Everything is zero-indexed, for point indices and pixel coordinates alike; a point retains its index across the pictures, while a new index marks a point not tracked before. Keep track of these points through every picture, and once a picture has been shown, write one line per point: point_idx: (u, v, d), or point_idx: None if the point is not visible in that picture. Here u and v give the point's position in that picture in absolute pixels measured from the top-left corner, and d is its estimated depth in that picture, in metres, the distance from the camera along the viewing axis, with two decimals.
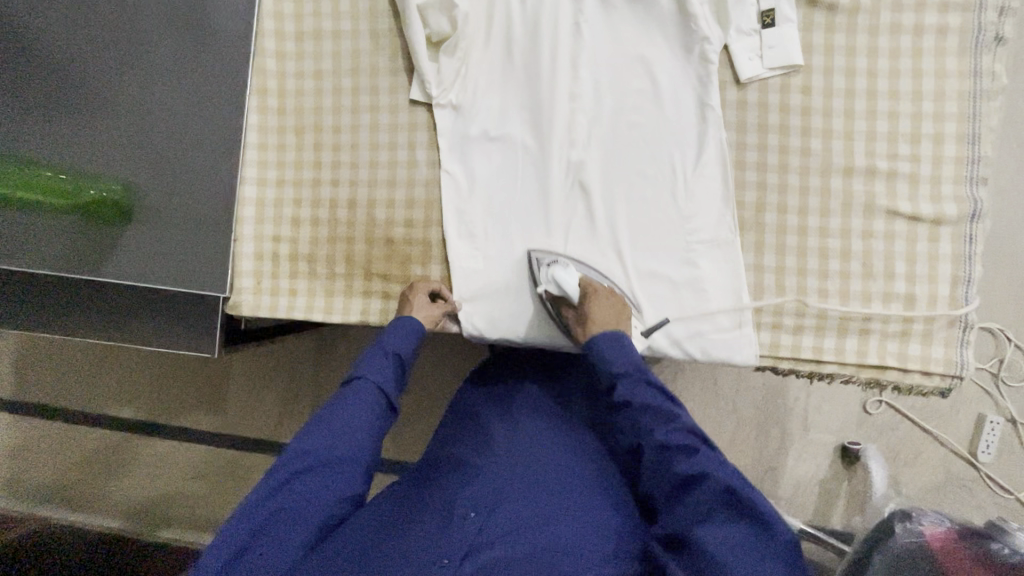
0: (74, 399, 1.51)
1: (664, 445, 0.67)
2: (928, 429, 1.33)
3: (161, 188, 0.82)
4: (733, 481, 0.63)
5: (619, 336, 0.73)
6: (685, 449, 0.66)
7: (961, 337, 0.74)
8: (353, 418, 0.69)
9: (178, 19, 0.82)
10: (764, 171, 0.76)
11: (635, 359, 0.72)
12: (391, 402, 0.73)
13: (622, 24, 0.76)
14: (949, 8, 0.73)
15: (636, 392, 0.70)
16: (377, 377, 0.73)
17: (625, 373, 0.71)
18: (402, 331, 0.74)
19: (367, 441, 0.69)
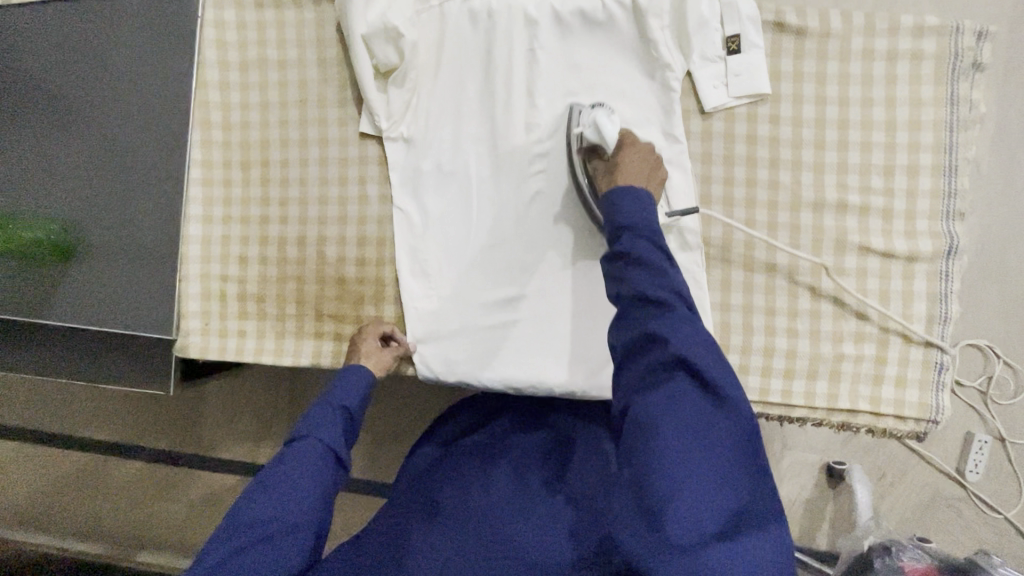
0: (43, 422, 1.46)
1: (639, 298, 0.56)
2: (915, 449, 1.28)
3: (104, 226, 0.79)
4: (691, 349, 0.52)
5: (640, 191, 0.62)
6: (659, 305, 0.55)
7: (936, 379, 0.70)
8: (298, 482, 0.62)
9: (117, 48, 0.78)
10: (731, 206, 0.72)
11: (649, 217, 0.60)
12: (339, 457, 0.66)
13: (581, 50, 0.72)
14: (923, 31, 0.69)
15: (638, 248, 0.58)
16: (321, 433, 0.66)
17: (631, 223, 0.60)
18: (350, 381, 0.70)
19: (316, 505, 0.62)
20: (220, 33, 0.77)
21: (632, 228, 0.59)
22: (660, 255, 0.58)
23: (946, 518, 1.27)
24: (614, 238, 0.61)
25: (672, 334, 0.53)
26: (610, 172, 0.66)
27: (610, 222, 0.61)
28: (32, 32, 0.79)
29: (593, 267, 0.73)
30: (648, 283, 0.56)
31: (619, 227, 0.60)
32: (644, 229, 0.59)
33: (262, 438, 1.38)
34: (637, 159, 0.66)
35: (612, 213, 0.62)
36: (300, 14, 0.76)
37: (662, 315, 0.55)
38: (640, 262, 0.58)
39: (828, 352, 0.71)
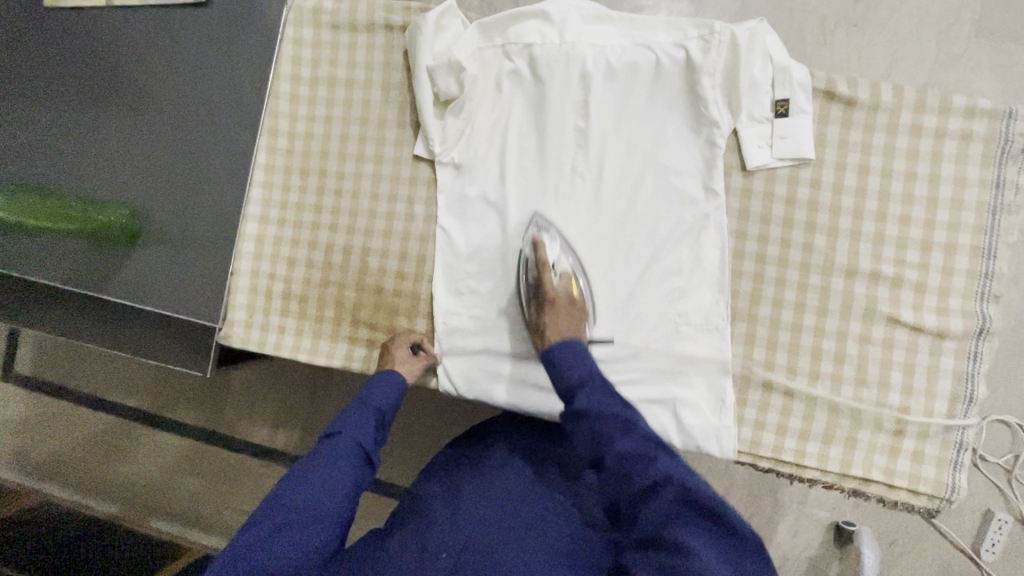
0: (84, 382, 1.54)
1: (622, 456, 0.59)
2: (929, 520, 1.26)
3: (168, 214, 0.84)
4: (688, 481, 0.56)
5: (581, 349, 0.68)
6: (640, 458, 0.58)
7: (955, 459, 0.70)
8: (330, 472, 0.65)
9: (199, 54, 0.84)
10: (763, 263, 0.74)
11: (591, 366, 0.66)
12: (369, 457, 0.69)
13: (633, 99, 0.75)
14: (975, 113, 0.70)
15: (594, 403, 0.63)
16: (355, 432, 0.69)
17: (583, 382, 0.65)
18: (384, 385, 0.73)
19: (344, 498, 0.64)
20: (296, 50, 0.82)
21: (584, 382, 0.65)
22: (619, 406, 0.63)
23: None
24: (568, 396, 0.66)
25: (673, 471, 0.57)
26: (543, 302, 0.72)
27: (561, 384, 0.67)
28: (126, 31, 0.85)
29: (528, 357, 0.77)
30: (621, 437, 0.60)
31: (572, 388, 0.65)
32: (590, 382, 0.65)
33: (282, 422, 1.43)
34: (569, 287, 0.73)
35: (560, 376, 0.67)
36: (372, 39, 0.81)
37: (647, 463, 0.58)
38: (600, 414, 0.62)
39: (846, 419, 0.72)
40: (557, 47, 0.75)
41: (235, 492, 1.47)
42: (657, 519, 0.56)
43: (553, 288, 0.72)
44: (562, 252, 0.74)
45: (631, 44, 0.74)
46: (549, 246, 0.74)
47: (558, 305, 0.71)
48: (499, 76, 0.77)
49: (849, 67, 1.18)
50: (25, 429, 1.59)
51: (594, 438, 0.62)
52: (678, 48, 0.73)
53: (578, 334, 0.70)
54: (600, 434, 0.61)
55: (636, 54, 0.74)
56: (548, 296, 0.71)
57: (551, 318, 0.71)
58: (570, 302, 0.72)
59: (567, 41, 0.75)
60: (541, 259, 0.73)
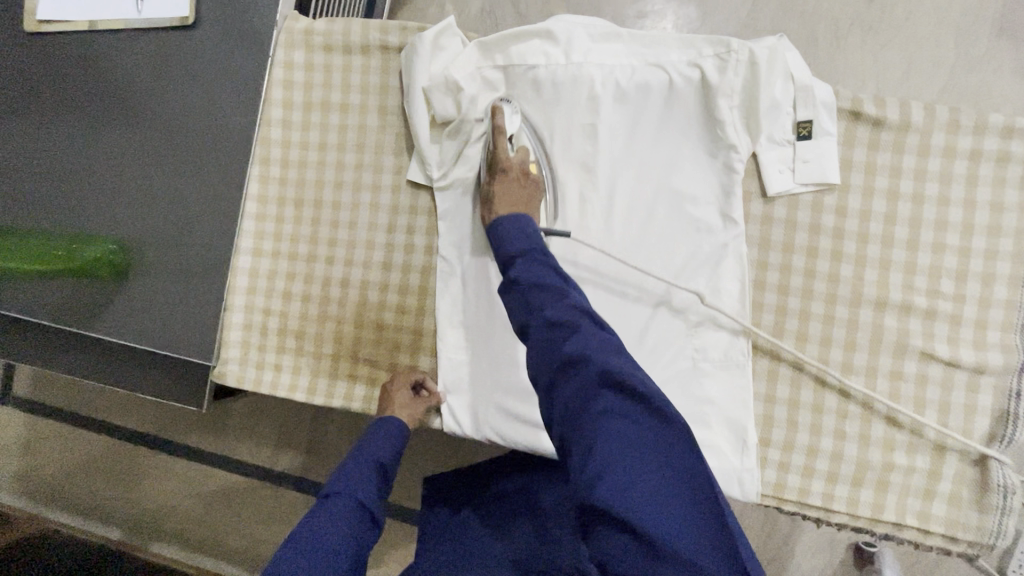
0: (83, 404, 1.51)
1: (551, 322, 0.55)
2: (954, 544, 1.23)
3: (158, 248, 0.80)
4: (617, 364, 0.50)
5: (523, 220, 0.65)
6: (566, 325, 0.54)
7: (1000, 504, 0.65)
8: (333, 533, 0.60)
9: (186, 79, 0.79)
10: (786, 295, 0.69)
11: (534, 238, 0.63)
12: (375, 515, 0.65)
13: (644, 123, 0.70)
14: (1013, 132, 0.65)
15: (527, 271, 0.60)
16: (358, 488, 0.65)
17: (522, 253, 0.62)
18: (385, 434, 0.71)
19: (350, 561, 0.59)
20: (289, 73, 0.78)
21: (524, 253, 0.62)
22: (556, 277, 0.59)
23: None
24: (507, 266, 0.63)
25: (591, 352, 0.51)
26: (496, 172, 0.69)
27: (499, 252, 0.64)
28: (111, 56, 0.81)
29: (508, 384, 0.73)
30: (552, 306, 0.56)
31: (511, 256, 0.62)
32: (530, 253, 0.62)
33: (279, 445, 1.40)
34: (526, 160, 0.69)
35: (500, 247, 0.64)
36: (368, 61, 0.77)
37: (570, 333, 0.54)
38: (539, 285, 0.58)
39: (876, 460, 0.68)
40: (563, 67, 0.70)
41: (237, 516, 1.43)
42: (579, 395, 0.50)
43: (507, 157, 0.68)
44: (521, 129, 0.71)
45: (642, 64, 0.70)
46: (507, 117, 0.70)
47: (510, 173, 0.68)
48: (498, 99, 0.71)
49: (865, 73, 1.13)
50: (24, 453, 1.56)
51: (546, 359, 0.54)
52: (692, 67, 0.68)
53: (529, 209, 0.67)
54: (543, 346, 0.55)
55: (648, 73, 0.70)
56: (500, 166, 0.68)
57: (500, 188, 0.68)
58: (523, 173, 0.68)
59: (574, 60, 0.70)
60: (499, 127, 0.69)
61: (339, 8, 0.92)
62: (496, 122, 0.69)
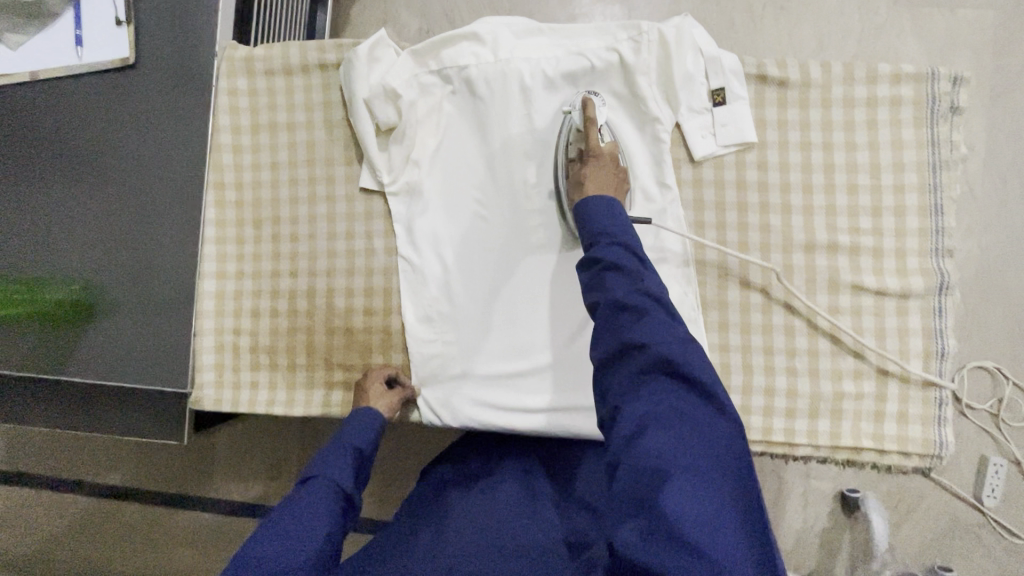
0: (61, 466, 1.46)
1: (619, 303, 0.57)
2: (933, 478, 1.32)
3: (122, 284, 0.81)
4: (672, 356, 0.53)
5: (614, 203, 0.65)
6: (637, 311, 0.56)
7: (937, 414, 0.72)
8: (309, 516, 0.61)
9: (132, 116, 0.81)
10: (725, 250, 0.75)
11: (623, 223, 0.63)
12: (351, 499, 0.66)
13: (572, 106, 0.76)
14: (901, 78, 0.72)
15: (612, 253, 0.60)
16: (335, 473, 0.66)
17: (607, 232, 0.62)
18: (361, 421, 0.71)
19: (327, 541, 0.60)
20: (233, 100, 0.82)
21: (605, 236, 0.62)
22: (632, 260, 0.60)
23: (965, 546, 1.32)
24: (588, 246, 0.64)
25: (653, 339, 0.54)
26: (587, 157, 0.70)
27: (586, 232, 0.64)
28: (53, 103, 0.82)
29: (491, 373, 0.77)
30: (626, 288, 0.58)
31: (594, 235, 0.63)
32: (617, 235, 0.62)
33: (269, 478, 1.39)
34: (614, 150, 0.71)
35: (586, 224, 0.64)
36: (308, 80, 0.81)
37: (637, 319, 0.56)
38: (614, 267, 0.59)
39: (828, 391, 0.73)
40: (493, 66, 0.75)
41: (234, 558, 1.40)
42: (633, 382, 0.54)
43: (600, 146, 0.70)
44: (607, 125, 0.73)
45: (565, 54, 0.75)
46: (597, 109, 0.72)
47: (602, 160, 0.69)
48: (588, 92, 0.73)
49: (782, 49, 1.26)
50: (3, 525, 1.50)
51: (595, 284, 0.60)
52: (610, 52, 0.74)
53: (617, 196, 0.69)
54: (603, 281, 0.59)
55: (571, 62, 0.75)
56: (591, 151, 0.69)
57: (591, 170, 0.69)
58: (613, 161, 0.70)
59: (501, 58, 0.75)
60: (590, 119, 0.70)
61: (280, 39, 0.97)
62: (587, 113, 0.71)
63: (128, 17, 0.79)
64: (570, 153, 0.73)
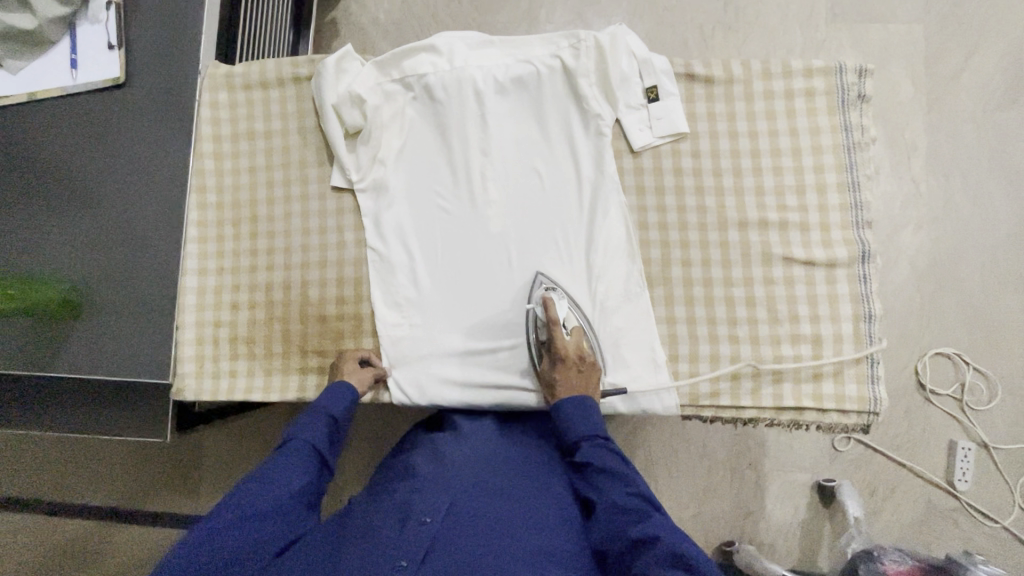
0: (45, 489, 1.42)
1: (618, 506, 0.66)
2: (908, 466, 1.36)
3: (108, 283, 0.86)
4: (685, 546, 0.59)
5: (586, 400, 0.73)
6: (636, 513, 0.64)
7: (870, 373, 0.77)
8: (286, 471, 0.67)
9: (121, 128, 0.88)
10: (666, 230, 0.81)
11: (600, 427, 0.72)
12: (325, 460, 0.72)
13: (522, 107, 0.84)
14: (813, 73, 0.81)
15: (597, 455, 0.70)
16: (311, 437, 0.72)
17: (590, 436, 0.71)
18: (337, 394, 0.76)
19: (300, 493, 0.67)
20: (214, 112, 0.89)
21: (589, 437, 0.71)
22: (617, 458, 0.70)
23: (943, 530, 1.34)
24: (574, 449, 0.72)
25: (661, 533, 0.61)
26: (555, 360, 0.75)
27: (566, 433, 0.73)
28: (47, 119, 0.89)
29: (457, 355, 0.82)
30: (618, 490, 0.67)
31: (576, 439, 0.72)
32: (601, 437, 0.71)
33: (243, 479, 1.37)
34: (580, 344, 0.76)
35: (567, 431, 0.73)
36: (283, 92, 0.89)
37: (640, 518, 0.64)
38: (603, 468, 0.69)
39: (769, 356, 0.78)
40: (449, 73, 0.84)
41: None
42: (647, 559, 0.60)
43: (565, 344, 0.75)
44: (570, 311, 0.78)
45: (514, 62, 0.83)
46: (558, 306, 0.77)
47: (569, 362, 0.74)
48: (546, 289, 0.79)
49: None
50: None
51: (593, 489, 0.69)
52: (553, 58, 0.83)
53: (589, 390, 0.75)
54: (597, 486, 0.69)
55: (520, 68, 0.83)
56: (559, 355, 0.74)
57: (562, 374, 0.74)
58: (580, 359, 0.75)
59: (456, 66, 0.84)
60: (552, 318, 0.75)
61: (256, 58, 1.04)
62: (550, 314, 0.76)
63: (120, 41, 0.88)
64: (541, 340, 0.79)
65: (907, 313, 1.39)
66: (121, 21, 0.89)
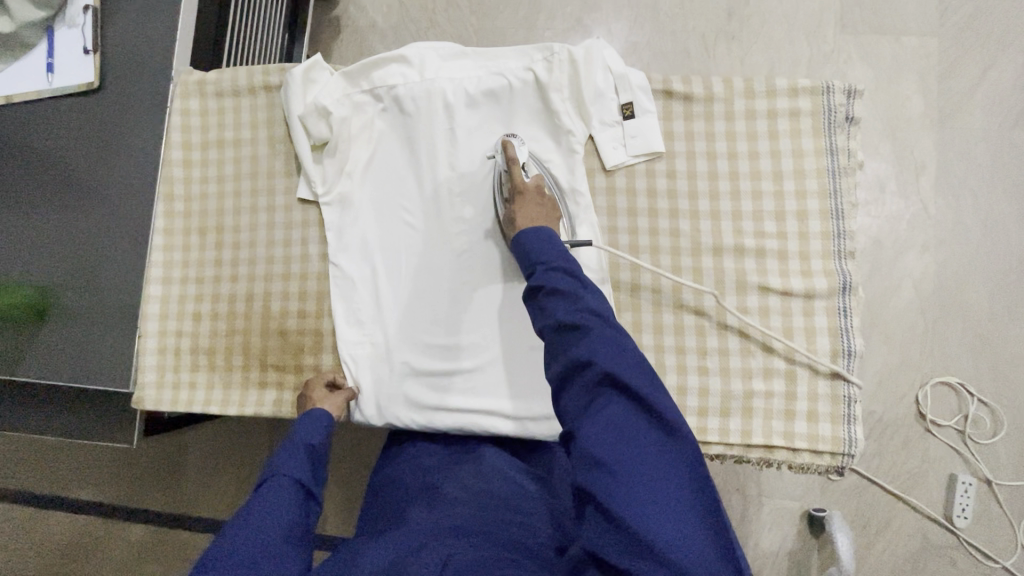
0: (5, 478, 1.29)
1: (560, 327, 0.60)
2: (902, 496, 1.20)
3: (72, 289, 0.84)
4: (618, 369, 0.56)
5: (546, 233, 0.69)
6: (576, 329, 0.59)
7: (846, 412, 0.73)
8: (275, 508, 0.62)
9: (93, 132, 0.88)
10: (637, 253, 0.78)
11: (561, 250, 0.67)
12: (311, 491, 0.67)
13: (492, 121, 0.81)
14: (799, 92, 0.76)
15: (548, 278, 0.64)
16: (292, 469, 0.67)
17: (544, 261, 0.66)
18: (312, 421, 0.73)
19: (294, 527, 0.62)
20: (185, 119, 0.89)
21: (546, 263, 0.66)
22: (572, 281, 0.64)
23: (939, 569, 1.20)
24: (529, 274, 0.67)
25: (596, 356, 0.57)
26: (513, 195, 0.74)
27: (525, 260, 0.68)
28: (25, 122, 0.89)
29: (418, 374, 0.80)
30: (569, 310, 0.61)
31: (530, 266, 0.67)
32: (554, 262, 0.66)
33: (195, 492, 1.25)
34: (540, 182, 0.75)
35: (523, 258, 0.68)
36: (255, 101, 0.89)
37: (581, 337, 0.59)
38: (554, 291, 0.63)
39: (738, 390, 0.74)
40: (418, 85, 0.81)
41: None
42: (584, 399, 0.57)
43: (524, 182, 0.74)
44: (529, 159, 0.78)
45: (486, 74, 0.81)
46: (518, 147, 0.76)
47: (528, 195, 0.73)
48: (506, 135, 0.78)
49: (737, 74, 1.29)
50: None
51: (540, 313, 0.64)
52: (527, 71, 0.80)
53: (549, 224, 0.73)
54: (545, 307, 0.63)
55: (491, 80, 0.80)
56: (517, 188, 0.73)
57: (521, 207, 0.73)
58: (539, 193, 0.74)
59: (427, 77, 0.81)
60: (511, 157, 0.75)
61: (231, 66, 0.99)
62: (508, 154, 0.75)
63: (95, 47, 0.87)
64: (505, 198, 0.78)
65: (909, 341, 1.22)
66: (97, 26, 0.87)
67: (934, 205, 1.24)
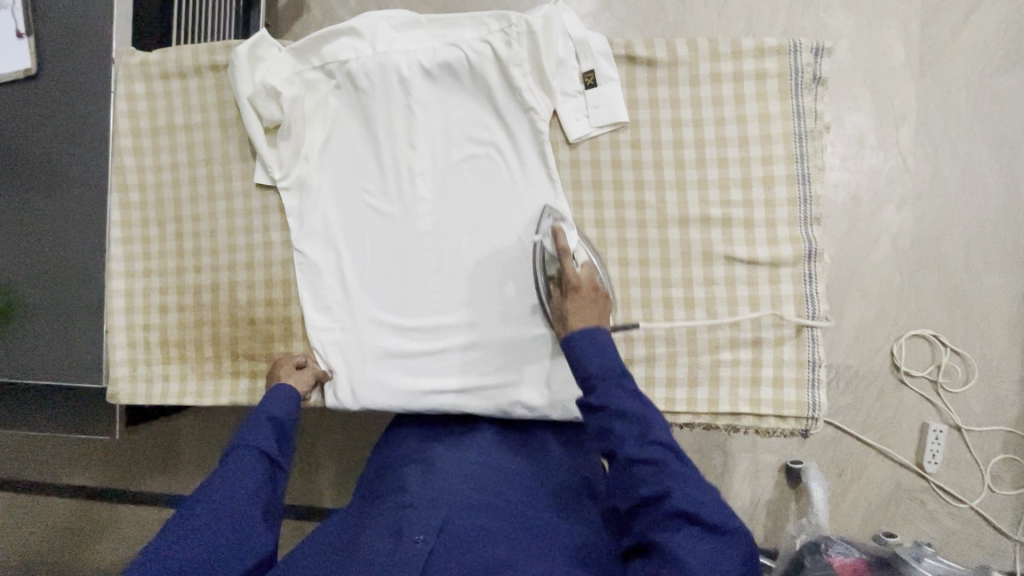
0: (10, 466, 1.32)
1: (631, 459, 0.57)
2: (875, 445, 1.24)
3: (30, 285, 0.82)
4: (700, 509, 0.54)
5: (597, 335, 0.65)
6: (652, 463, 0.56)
7: (811, 377, 0.74)
8: (233, 479, 0.63)
9: (28, 121, 0.83)
10: (603, 228, 0.77)
11: (614, 363, 0.63)
12: (275, 464, 0.68)
13: (451, 96, 0.79)
14: (765, 52, 0.74)
15: (612, 398, 0.60)
16: (255, 445, 0.67)
17: (602, 373, 0.62)
18: (280, 397, 0.73)
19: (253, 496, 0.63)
20: (132, 105, 0.85)
21: (603, 374, 0.62)
22: (635, 400, 0.60)
23: (908, 510, 1.24)
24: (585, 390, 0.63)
25: (671, 485, 0.55)
26: (565, 292, 0.69)
27: (579, 370, 0.64)
28: None
29: (389, 360, 0.80)
30: (638, 443, 0.57)
31: (590, 374, 0.62)
32: (613, 376, 0.62)
33: (188, 471, 1.26)
34: (593, 275, 0.70)
35: (580, 361, 0.64)
36: (203, 82, 0.85)
37: (655, 473, 0.56)
38: (620, 414, 0.59)
39: (705, 359, 0.75)
40: (371, 59, 0.78)
41: None
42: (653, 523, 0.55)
43: (576, 274, 0.69)
44: (580, 243, 0.73)
45: (441, 45, 0.77)
46: (568, 234, 0.72)
47: (581, 291, 0.68)
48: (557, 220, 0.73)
49: (716, 26, 1.23)
50: None
51: (603, 435, 0.59)
52: (483, 43, 0.76)
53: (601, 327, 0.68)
54: (611, 432, 0.59)
55: (446, 53, 0.77)
56: (571, 283, 0.68)
57: (572, 305, 0.68)
58: (593, 290, 0.69)
59: (379, 51, 0.78)
60: (562, 249, 0.70)
61: (169, 45, 0.93)
62: (559, 243, 0.71)
63: (29, 31, 0.81)
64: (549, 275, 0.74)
65: (886, 296, 1.23)
66: (29, 5, 0.81)
67: (915, 157, 1.22)
